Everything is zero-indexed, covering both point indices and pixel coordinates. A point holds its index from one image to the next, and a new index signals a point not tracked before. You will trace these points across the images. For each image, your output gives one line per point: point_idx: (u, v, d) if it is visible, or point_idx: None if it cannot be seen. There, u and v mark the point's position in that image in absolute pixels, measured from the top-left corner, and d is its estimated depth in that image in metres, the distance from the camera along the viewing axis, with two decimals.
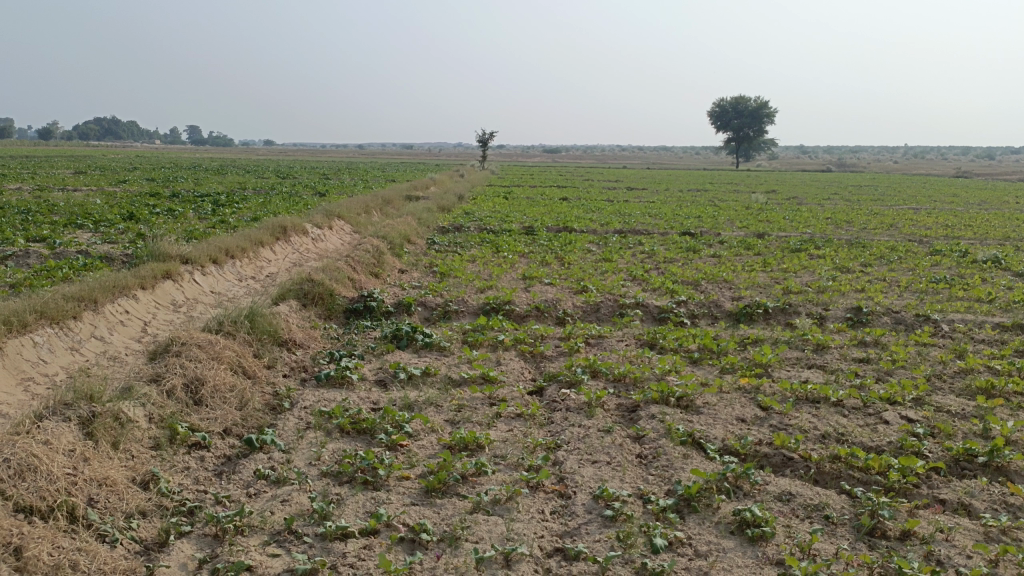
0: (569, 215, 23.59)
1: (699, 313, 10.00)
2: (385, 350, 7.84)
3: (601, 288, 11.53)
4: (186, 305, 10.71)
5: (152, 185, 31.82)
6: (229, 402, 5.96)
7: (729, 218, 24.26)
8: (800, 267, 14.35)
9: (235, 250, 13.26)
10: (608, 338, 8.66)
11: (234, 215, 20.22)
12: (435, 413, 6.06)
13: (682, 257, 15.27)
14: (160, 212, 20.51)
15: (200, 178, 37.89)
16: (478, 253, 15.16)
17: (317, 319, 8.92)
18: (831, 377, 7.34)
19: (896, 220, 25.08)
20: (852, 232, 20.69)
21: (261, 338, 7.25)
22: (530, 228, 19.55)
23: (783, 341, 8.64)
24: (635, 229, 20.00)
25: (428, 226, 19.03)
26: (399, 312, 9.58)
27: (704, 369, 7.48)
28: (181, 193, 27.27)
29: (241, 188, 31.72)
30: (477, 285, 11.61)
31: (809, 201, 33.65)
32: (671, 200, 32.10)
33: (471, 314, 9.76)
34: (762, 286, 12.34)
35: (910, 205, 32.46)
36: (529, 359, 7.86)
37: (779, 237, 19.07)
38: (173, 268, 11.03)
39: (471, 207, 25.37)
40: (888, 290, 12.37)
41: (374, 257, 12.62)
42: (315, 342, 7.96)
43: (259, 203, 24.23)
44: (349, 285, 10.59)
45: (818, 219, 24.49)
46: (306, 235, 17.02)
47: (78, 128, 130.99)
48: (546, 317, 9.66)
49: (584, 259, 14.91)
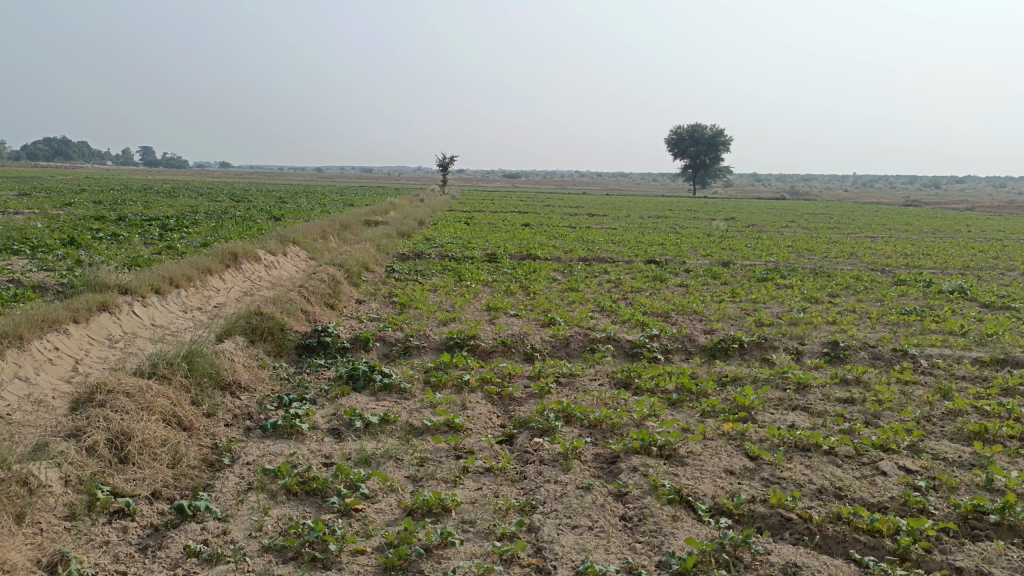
0: (531, 241, 23.17)
1: (672, 348, 9.54)
2: (339, 393, 7.18)
3: (569, 321, 11.03)
4: (123, 339, 9.89)
5: (98, 207, 30.57)
6: (160, 459, 5.25)
7: (693, 245, 24.10)
8: (770, 297, 14.07)
9: (180, 279, 12.45)
10: (581, 377, 8.13)
11: (183, 240, 19.31)
12: (394, 468, 5.44)
13: (649, 287, 14.90)
14: (103, 236, 19.49)
15: (150, 201, 36.63)
16: (440, 282, 14.57)
17: (265, 357, 8.21)
18: (817, 420, 6.91)
19: (856, 248, 25.21)
20: (816, 261, 20.64)
21: (201, 383, 6.54)
22: (493, 255, 19.04)
23: (763, 379, 8.21)
24: (599, 257, 19.65)
25: (387, 252, 18.38)
26: (356, 348, 8.92)
27: (685, 412, 6.99)
28: (127, 217, 26.18)
29: (193, 211, 30.67)
30: (439, 317, 11.01)
31: (768, 229, 33.89)
32: (633, 226, 31.97)
33: (434, 350, 9.15)
34: (733, 317, 11.98)
35: (866, 234, 32.86)
36: (497, 402, 7.28)
37: (744, 266, 18.88)
38: (110, 299, 10.22)
39: (432, 233, 24.80)
40: (860, 322, 12.11)
41: (329, 286, 11.94)
42: (262, 383, 7.26)
43: (210, 227, 23.32)
44: (302, 318, 9.90)
45: (780, 247, 24.49)
46: (258, 262, 16.24)
47: (24, 147, 127.23)
48: (514, 353, 9.11)
49: (550, 288, 14.43)
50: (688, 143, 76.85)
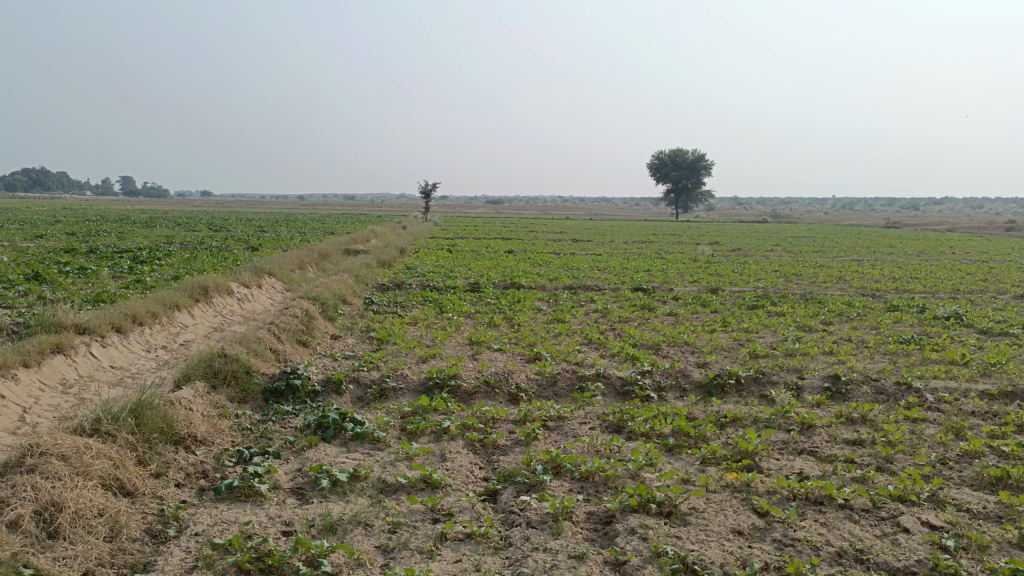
0: (515, 269, 22.68)
1: (666, 384, 9.00)
2: (306, 445, 6.55)
3: (556, 356, 10.47)
4: (78, 384, 9.19)
5: (71, 239, 29.83)
6: (96, 533, 4.60)
7: (679, 271, 23.75)
8: (762, 326, 13.60)
9: (144, 316, 11.79)
10: (570, 420, 7.54)
11: (154, 273, 18.62)
12: (363, 537, 4.82)
13: (638, 317, 14.40)
14: (70, 270, 18.75)
15: (127, 231, 35.88)
16: (420, 314, 13.99)
17: (227, 404, 7.56)
18: (827, 468, 6.37)
19: (843, 273, 24.93)
20: (805, 286, 20.27)
21: (148, 439, 5.90)
22: (476, 285, 18.49)
23: (765, 419, 7.68)
24: (584, 285, 19.15)
25: (366, 283, 17.79)
26: (327, 391, 8.30)
27: (683, 460, 6.43)
28: (99, 249, 25.44)
29: (168, 241, 29.96)
30: (418, 353, 10.42)
31: (752, 253, 33.65)
32: (617, 253, 31.64)
33: (412, 391, 8.54)
34: (727, 349, 11.47)
35: (851, 257, 32.64)
36: (480, 452, 6.68)
37: (733, 293, 18.46)
38: (64, 340, 9.53)
39: (413, 262, 24.24)
40: (858, 352, 11.64)
41: (302, 322, 11.30)
42: (221, 435, 6.62)
43: (184, 259, 22.63)
44: (271, 358, 9.26)
45: (767, 272, 24.17)
46: (231, 295, 15.59)
47: (2, 179, 125.83)
48: (498, 393, 8.51)
49: (535, 319, 13.88)
50: (670, 168, 77.13)
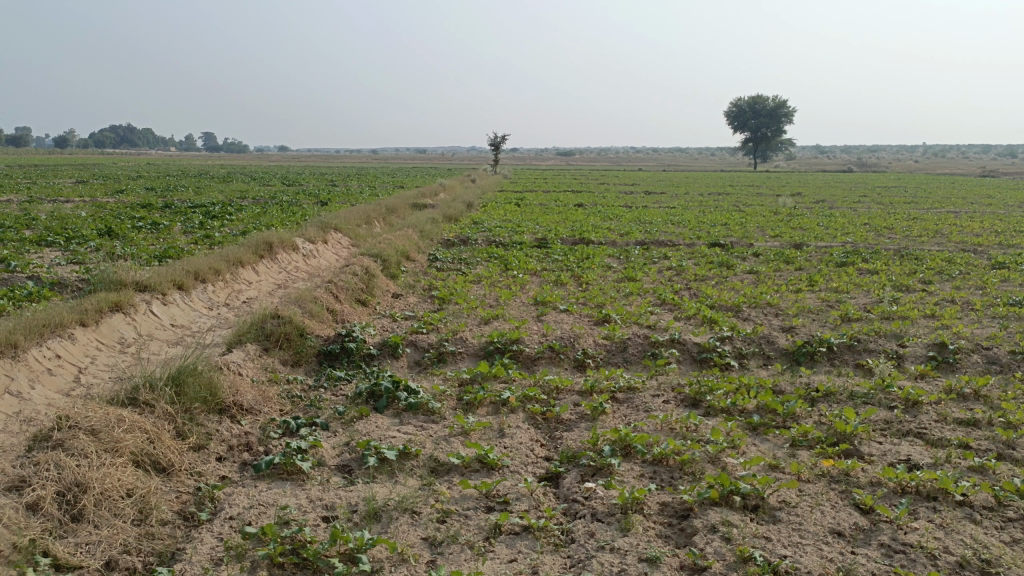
0: (585, 223, 21.86)
1: (748, 352, 8.23)
2: (356, 416, 6.11)
3: (627, 318, 9.77)
4: (137, 343, 9.05)
5: (148, 194, 30.44)
6: (123, 516, 4.27)
7: (759, 225, 22.47)
8: (853, 286, 12.51)
9: (206, 273, 11.65)
10: (642, 393, 6.90)
11: (223, 229, 18.62)
12: (409, 528, 4.35)
13: (716, 275, 13.49)
14: (143, 225, 18.96)
15: (203, 186, 36.48)
16: (484, 271, 13.44)
17: (278, 369, 7.22)
18: (939, 455, 5.56)
19: (940, 226, 23.11)
20: (898, 241, 18.80)
21: (189, 409, 5.57)
22: (544, 240, 17.81)
23: (862, 395, 6.85)
24: (658, 240, 18.24)
25: (432, 238, 17.37)
26: (383, 355, 7.87)
27: (771, 442, 5.72)
28: (174, 204, 25.76)
29: (241, 196, 30.24)
30: (480, 314, 9.88)
31: (838, 205, 31.71)
32: (693, 205, 30.31)
33: (472, 356, 8.04)
34: (815, 312, 10.53)
35: (948, 208, 30.45)
36: (543, 427, 6.12)
37: (818, 248, 17.24)
38: (124, 299, 9.39)
39: (480, 216, 23.69)
40: (963, 315, 10.52)
41: (362, 280, 10.91)
42: (269, 403, 6.27)
43: (254, 214, 22.70)
44: (328, 319, 8.89)
45: (855, 225, 22.64)
46: (296, 251, 15.41)
47: (92, 137, 131.14)
48: (563, 360, 7.92)
49: (604, 278, 13.16)
50: (750, 117, 73.90)
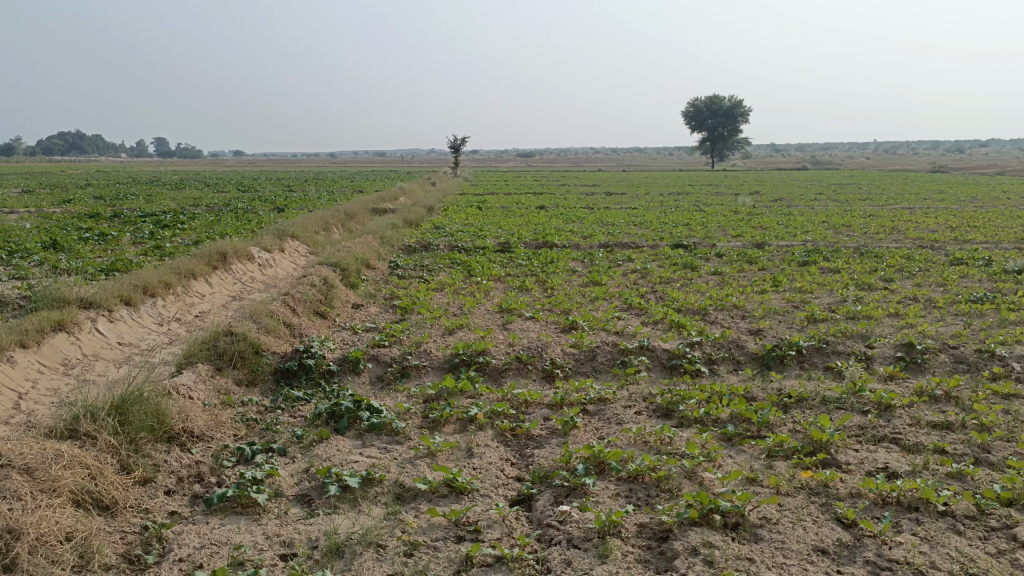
0: (547, 226, 21.71)
1: (718, 357, 8.11)
2: (316, 439, 5.80)
3: (594, 325, 9.59)
4: (82, 364, 8.58)
5: (97, 204, 29.45)
6: (62, 563, 3.91)
7: (719, 225, 22.55)
8: (817, 285, 12.53)
9: (155, 287, 11.17)
10: (613, 404, 6.71)
11: (175, 239, 18.02)
12: (374, 564, 4.07)
13: (681, 277, 13.41)
14: (90, 237, 18.25)
15: (155, 195, 35.52)
16: (447, 278, 13.16)
17: (233, 389, 6.86)
18: (917, 462, 5.46)
19: (895, 222, 23.48)
20: (857, 239, 19.00)
21: (134, 440, 5.22)
22: (506, 244, 17.59)
23: (835, 400, 6.76)
24: (621, 242, 18.15)
25: (392, 245, 17.02)
26: (343, 371, 7.55)
27: (747, 453, 5.57)
28: (124, 214, 24.95)
29: (195, 204, 29.46)
30: (444, 324, 9.61)
31: (795, 203, 32.10)
32: (654, 206, 30.41)
33: (436, 370, 7.77)
34: (781, 313, 10.48)
35: (901, 205, 31.05)
36: (512, 445, 5.89)
37: (779, 247, 17.33)
38: (67, 317, 8.91)
39: (441, 220, 23.37)
40: (926, 313, 10.57)
41: (321, 291, 10.55)
42: (222, 427, 5.92)
43: (208, 223, 22.07)
44: (285, 334, 8.53)
45: (814, 223, 22.88)
46: (251, 261, 14.95)
47: (39, 144, 127.39)
48: (531, 371, 7.70)
49: (569, 282, 12.99)
50: (705, 117, 74.65)
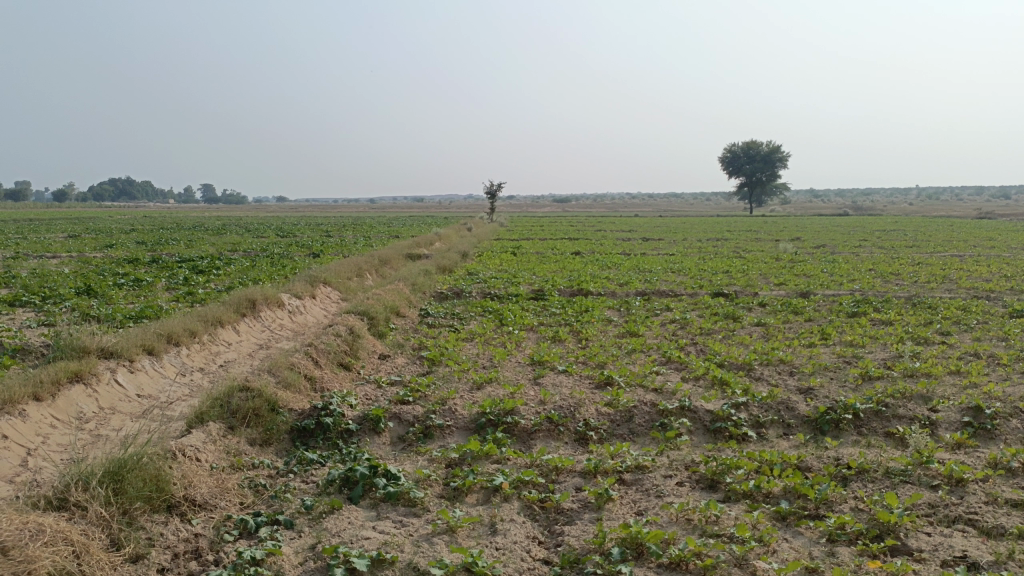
0: (583, 273, 21.26)
1: (766, 421, 7.48)
2: (327, 509, 5.34)
3: (631, 380, 9.05)
4: (98, 417, 8.28)
5: (137, 249, 29.78)
6: None
7: (761, 272, 21.88)
8: (869, 338, 11.82)
9: (180, 336, 10.94)
10: (652, 472, 6.13)
11: (208, 285, 17.94)
12: None
13: (723, 328, 12.81)
14: (125, 282, 18.27)
15: (196, 239, 36.00)
16: (477, 327, 12.74)
17: (244, 450, 6.46)
18: (1001, 550, 4.78)
19: (947, 270, 22.52)
20: (907, 288, 18.17)
21: (128, 511, 4.83)
22: (540, 291, 17.17)
23: (899, 473, 6.09)
24: (658, 290, 17.58)
25: (424, 292, 16.71)
26: (363, 431, 7.10)
27: (804, 537, 4.96)
28: (161, 259, 25.16)
29: (233, 249, 29.67)
30: (472, 378, 9.13)
31: (839, 249, 31.26)
32: (693, 252, 29.80)
33: (461, 430, 7.27)
34: (832, 370, 9.80)
35: (951, 252, 30.02)
36: (540, 520, 5.35)
37: (825, 296, 16.61)
38: (86, 368, 8.64)
39: (475, 266, 23.08)
40: (991, 371, 9.79)
41: (346, 342, 10.18)
42: (227, 494, 5.50)
43: (243, 268, 22.13)
44: (305, 388, 8.14)
45: (860, 271, 22.09)
46: (281, 308, 14.74)
47: (91, 189, 131.84)
48: (562, 434, 7.15)
49: (605, 333, 12.47)
50: (743, 162, 73.70)
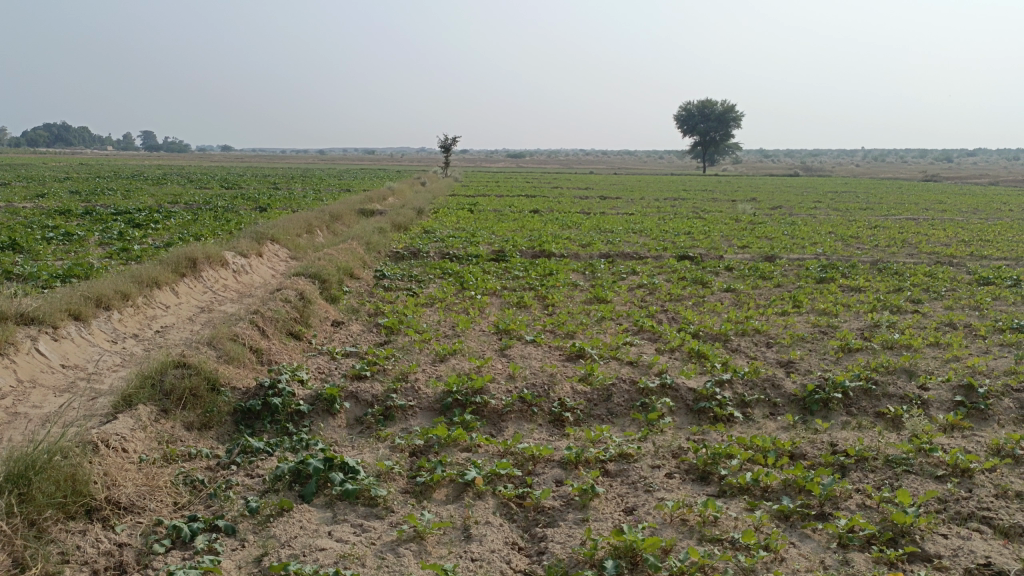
0: (543, 232, 20.61)
1: (752, 400, 7.01)
2: (276, 512, 4.66)
3: (604, 353, 8.49)
4: (16, 392, 7.33)
5: (70, 199, 27.87)
6: None
7: (723, 234, 21.52)
8: (842, 307, 11.48)
9: (112, 299, 9.96)
10: (637, 462, 5.59)
11: (145, 241, 16.70)
12: None
13: (692, 294, 12.35)
14: (54, 236, 16.89)
15: (135, 190, 34.22)
16: (437, 291, 12.03)
17: (180, 438, 5.70)
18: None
19: (905, 234, 22.51)
20: (870, 253, 17.99)
21: (36, 522, 4.07)
22: (500, 252, 16.49)
23: (901, 462, 5.66)
24: (622, 252, 17.06)
25: (379, 251, 15.86)
26: (315, 413, 6.40)
27: (813, 545, 4.47)
28: (95, 210, 23.56)
29: (174, 202, 28.06)
30: (434, 349, 8.44)
31: (796, 211, 31.16)
32: (652, 212, 29.34)
33: (425, 412, 6.62)
34: (811, 341, 9.40)
35: (906, 215, 30.22)
36: (519, 521, 4.77)
37: (791, 261, 16.30)
38: (1, 337, 7.65)
39: (432, 224, 22.19)
40: (969, 343, 9.51)
41: (296, 308, 9.36)
42: (157, 494, 4.76)
43: (185, 222, 20.83)
44: (250, 362, 7.35)
45: (821, 234, 21.93)
46: (225, 267, 13.77)
47: (24, 134, 125.17)
48: (536, 415, 6.57)
49: (571, 298, 11.90)
50: (698, 121, 73.48)
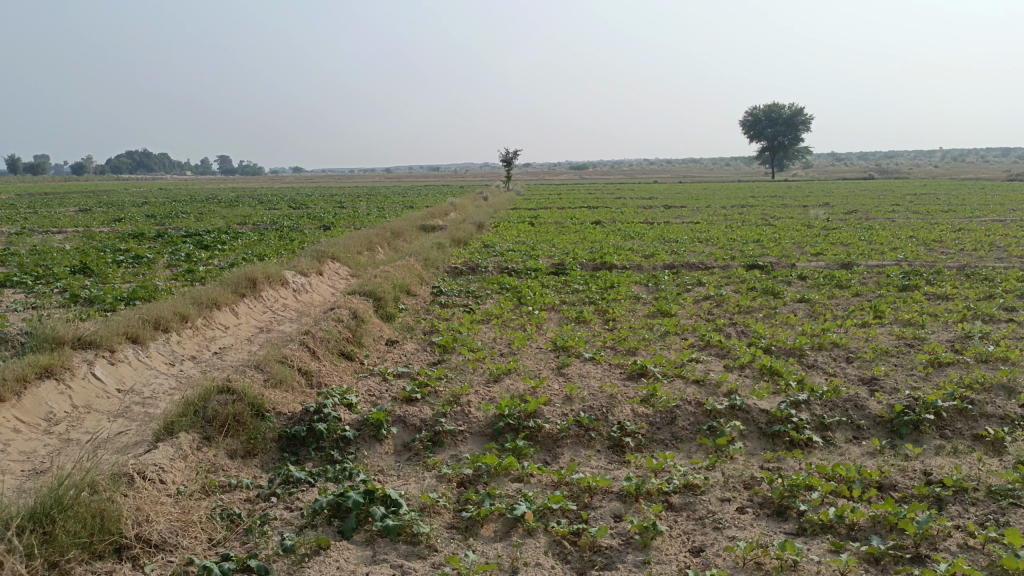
0: (605, 244, 20.09)
1: (832, 423, 6.40)
2: (313, 551, 4.37)
3: (668, 370, 7.98)
4: (72, 417, 7.31)
5: (144, 223, 28.75)
6: None
7: (794, 241, 20.58)
8: (928, 317, 10.63)
9: (170, 321, 9.98)
10: (705, 494, 5.09)
11: (209, 262, 16.93)
12: None
13: (763, 306, 11.68)
14: (124, 260, 17.31)
15: (207, 212, 35.19)
16: (494, 307, 11.71)
17: (221, 467, 5.49)
18: None
19: (994, 237, 21.08)
20: (956, 257, 16.84)
21: (59, 564, 3.91)
22: (560, 265, 16.08)
23: (1009, 494, 4.99)
24: (687, 263, 16.43)
25: (437, 267, 15.67)
26: (361, 439, 6.11)
27: None
28: (167, 233, 24.20)
29: (242, 223, 28.64)
30: (488, 369, 8.09)
31: (873, 215, 29.70)
32: (719, 220, 28.43)
33: (476, 437, 6.26)
34: (895, 355, 8.66)
35: (993, 217, 28.46)
36: (573, 563, 4.34)
37: (869, 268, 15.35)
38: (57, 362, 7.65)
39: (492, 238, 21.95)
40: None
41: (349, 328, 9.16)
42: (191, 530, 4.53)
43: (250, 243, 21.16)
44: (298, 386, 7.14)
45: (900, 239, 20.75)
46: (285, 286, 13.78)
47: (108, 163, 131.50)
48: (594, 441, 6.13)
49: (633, 312, 11.40)
50: (764, 125, 71.57)
